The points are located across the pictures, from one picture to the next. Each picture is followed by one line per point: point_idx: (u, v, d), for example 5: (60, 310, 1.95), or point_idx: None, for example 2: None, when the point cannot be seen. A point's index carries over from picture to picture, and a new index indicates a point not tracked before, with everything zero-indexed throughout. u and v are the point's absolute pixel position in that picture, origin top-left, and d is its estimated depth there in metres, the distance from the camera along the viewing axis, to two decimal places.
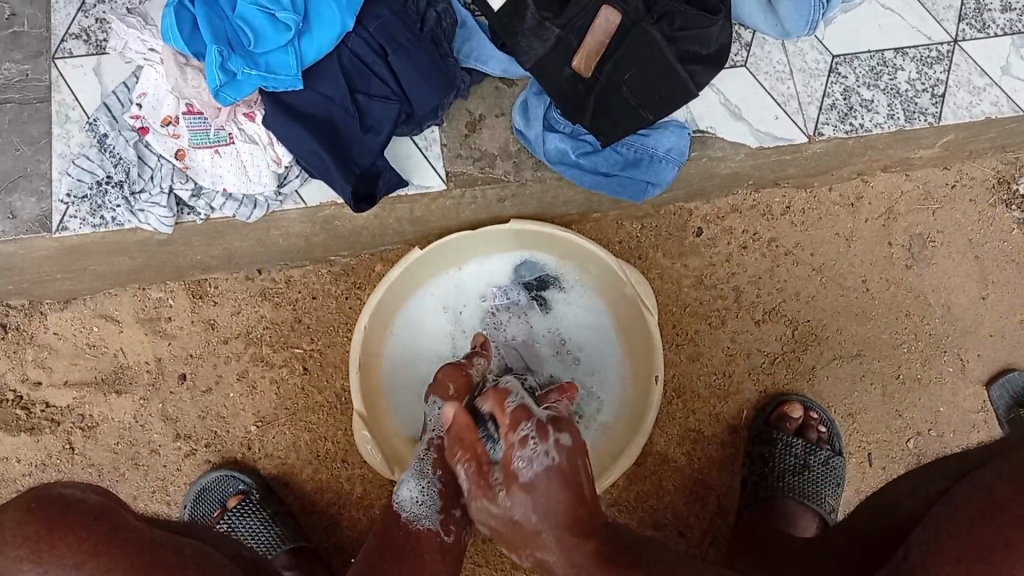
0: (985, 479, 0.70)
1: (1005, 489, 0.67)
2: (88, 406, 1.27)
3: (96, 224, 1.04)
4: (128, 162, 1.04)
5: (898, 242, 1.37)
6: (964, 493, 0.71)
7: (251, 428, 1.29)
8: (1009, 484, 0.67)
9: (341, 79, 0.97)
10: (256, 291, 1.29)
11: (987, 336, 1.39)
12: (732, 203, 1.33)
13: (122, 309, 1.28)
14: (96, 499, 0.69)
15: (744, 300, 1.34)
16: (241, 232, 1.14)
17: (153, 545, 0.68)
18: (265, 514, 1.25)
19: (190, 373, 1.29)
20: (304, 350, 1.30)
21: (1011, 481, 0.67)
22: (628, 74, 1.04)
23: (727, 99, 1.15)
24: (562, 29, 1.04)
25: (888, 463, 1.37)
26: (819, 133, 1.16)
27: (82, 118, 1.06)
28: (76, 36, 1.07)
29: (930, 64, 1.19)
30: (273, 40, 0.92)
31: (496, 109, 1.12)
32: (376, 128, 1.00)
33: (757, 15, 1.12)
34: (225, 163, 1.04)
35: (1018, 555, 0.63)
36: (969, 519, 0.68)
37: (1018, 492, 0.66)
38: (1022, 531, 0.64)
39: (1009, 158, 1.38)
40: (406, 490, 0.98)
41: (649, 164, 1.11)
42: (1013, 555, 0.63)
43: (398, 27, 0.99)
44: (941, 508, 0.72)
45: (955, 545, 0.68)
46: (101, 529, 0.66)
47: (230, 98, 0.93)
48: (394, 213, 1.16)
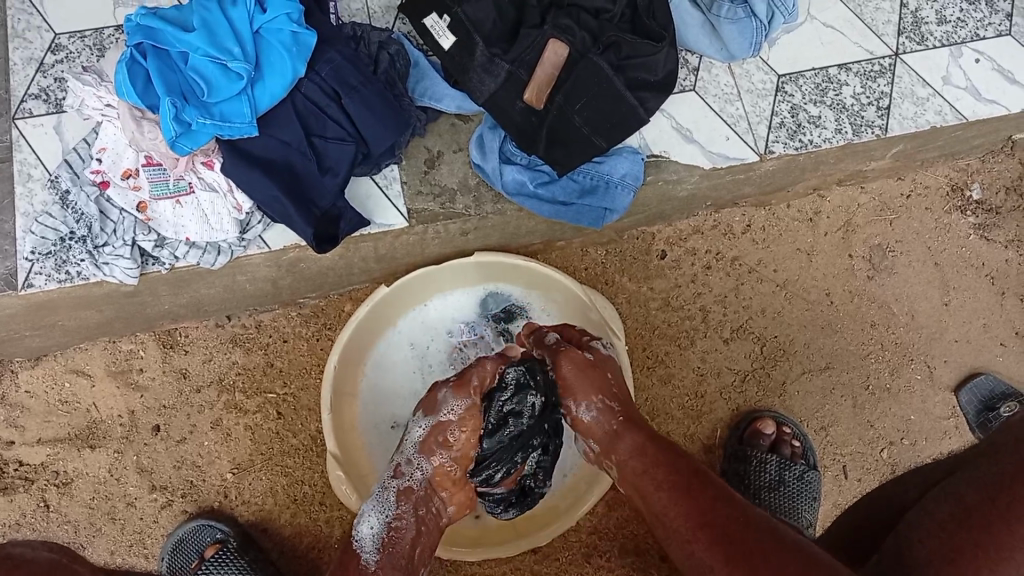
0: (959, 483, 0.70)
1: (977, 494, 0.67)
2: (63, 463, 1.27)
3: (61, 279, 1.05)
4: (90, 217, 1.04)
5: (858, 254, 1.40)
6: (936, 498, 0.71)
7: (227, 475, 1.29)
8: (979, 490, 0.67)
9: (296, 123, 0.99)
10: (226, 338, 1.30)
11: (952, 340, 1.41)
12: (694, 225, 1.36)
13: (93, 363, 1.27)
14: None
15: (711, 319, 1.36)
16: (207, 280, 1.15)
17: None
18: (244, 563, 1.24)
19: (164, 424, 1.29)
20: (277, 394, 1.30)
21: (981, 487, 0.67)
22: (579, 104, 1.07)
23: (678, 123, 1.18)
24: (512, 63, 1.06)
25: (863, 475, 1.38)
26: (769, 151, 1.19)
27: (45, 175, 1.07)
28: (36, 96, 1.09)
29: (873, 78, 1.23)
30: (226, 89, 0.94)
31: (453, 145, 1.14)
32: (334, 169, 1.02)
33: (702, 40, 1.16)
34: (186, 213, 1.05)
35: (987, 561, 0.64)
36: (940, 525, 0.68)
37: (990, 497, 0.66)
38: (995, 535, 0.64)
39: (960, 165, 1.42)
40: (367, 525, 0.97)
41: (606, 190, 1.14)
42: (987, 558, 0.63)
43: (349, 70, 1.01)
44: (913, 511, 0.73)
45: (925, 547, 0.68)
46: None
47: (187, 148, 0.95)
48: (358, 252, 1.18)
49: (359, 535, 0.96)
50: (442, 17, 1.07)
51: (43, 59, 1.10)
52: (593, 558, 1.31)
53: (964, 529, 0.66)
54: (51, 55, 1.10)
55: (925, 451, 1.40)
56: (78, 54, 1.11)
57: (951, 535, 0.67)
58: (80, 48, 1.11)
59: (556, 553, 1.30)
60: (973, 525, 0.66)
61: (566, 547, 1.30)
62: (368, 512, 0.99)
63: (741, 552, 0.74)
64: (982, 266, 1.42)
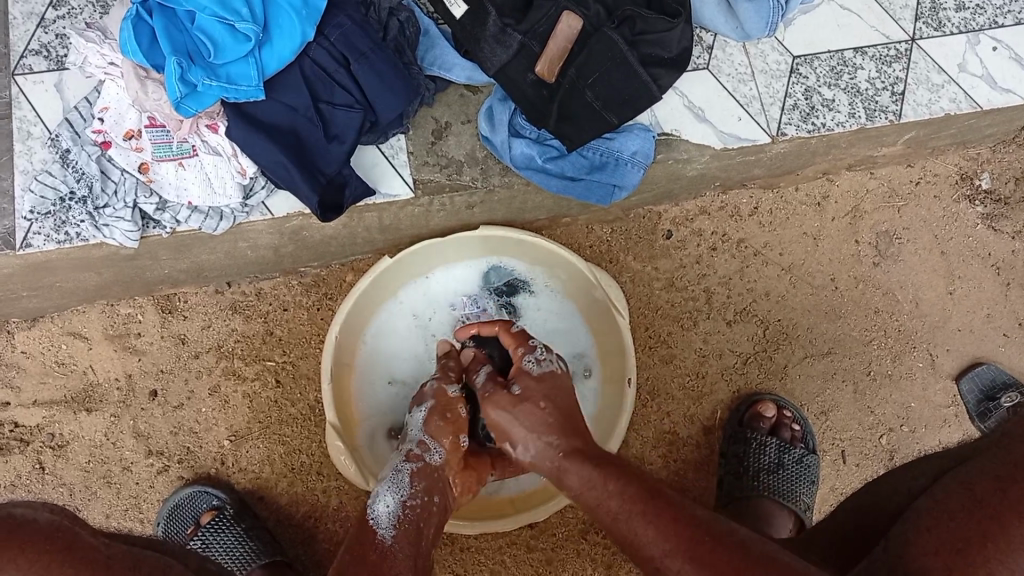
0: (967, 474, 0.70)
1: (987, 484, 0.68)
2: (58, 426, 1.26)
3: (61, 240, 1.04)
4: (90, 177, 1.02)
5: (864, 240, 1.39)
6: (944, 488, 0.71)
7: (224, 442, 1.28)
8: (990, 481, 0.68)
9: (303, 88, 0.97)
10: (226, 305, 1.28)
11: (954, 330, 1.40)
12: (701, 205, 1.34)
13: (90, 326, 1.26)
14: (48, 518, 0.68)
15: (715, 301, 1.35)
16: (209, 245, 1.14)
17: (106, 564, 0.68)
18: (240, 529, 1.23)
19: (161, 389, 1.28)
20: (276, 362, 1.29)
21: (991, 477, 0.68)
22: (591, 79, 1.05)
23: (691, 101, 1.16)
24: (524, 35, 1.04)
25: (862, 460, 1.38)
26: (781, 133, 1.18)
27: (45, 134, 1.05)
28: (36, 52, 1.06)
29: (888, 62, 1.21)
30: (232, 50, 0.92)
31: (462, 116, 1.12)
32: (340, 137, 1.00)
33: (717, 17, 1.14)
34: (189, 175, 1.04)
35: (997, 551, 0.63)
36: (947, 513, 0.68)
37: (1000, 489, 0.67)
38: (1006, 526, 0.64)
39: (971, 154, 1.40)
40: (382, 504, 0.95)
41: (615, 167, 1.12)
42: (996, 548, 0.63)
43: (359, 36, 1.00)
44: (921, 501, 0.72)
45: (932, 536, 0.67)
46: (52, 550, 0.65)
47: (192, 109, 0.93)
48: (362, 222, 1.16)
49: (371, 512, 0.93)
50: None
51: (44, 15, 1.08)
52: (590, 535, 1.31)
53: (973, 517, 0.66)
54: (52, 11, 1.08)
55: (925, 438, 1.40)
56: (80, 11, 1.09)
57: (959, 522, 0.67)
58: (83, 5, 1.09)
59: (553, 529, 1.30)
60: (983, 513, 0.66)
61: (564, 523, 1.30)
62: (383, 493, 0.96)
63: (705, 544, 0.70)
64: (988, 256, 1.41)
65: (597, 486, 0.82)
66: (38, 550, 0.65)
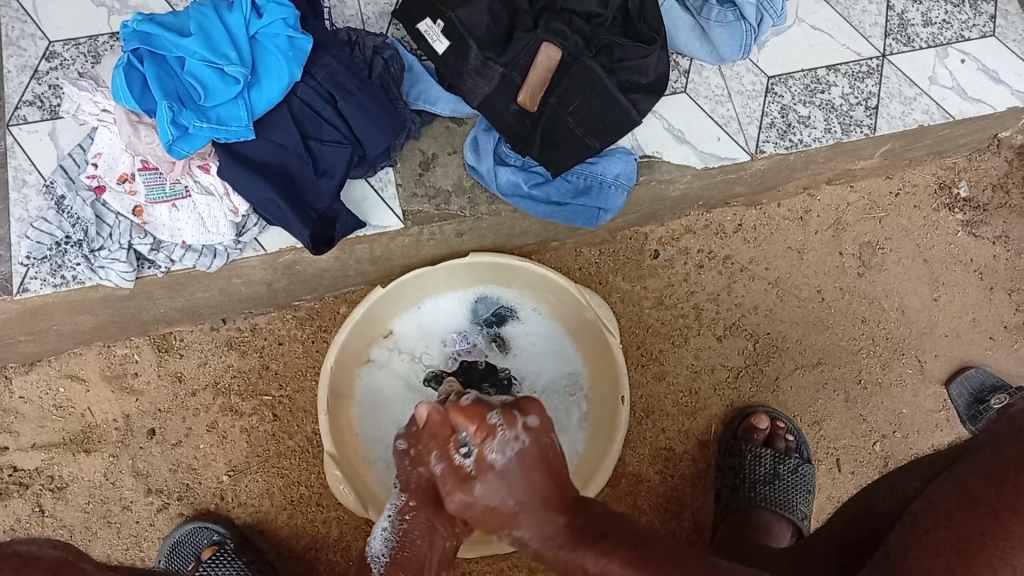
0: (961, 475, 0.70)
1: (980, 485, 0.68)
2: (57, 468, 1.26)
3: (57, 283, 1.05)
4: (85, 222, 1.04)
5: (848, 251, 1.41)
6: (937, 491, 0.72)
7: (223, 478, 1.29)
8: (984, 481, 0.68)
9: (292, 127, 1.00)
10: (221, 341, 1.30)
11: (941, 336, 1.43)
12: (686, 224, 1.37)
13: (87, 367, 1.27)
14: (53, 554, 0.70)
15: (705, 317, 1.37)
16: (203, 283, 1.15)
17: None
18: (241, 563, 1.24)
19: (159, 428, 1.29)
20: (273, 396, 1.30)
21: (986, 477, 0.68)
22: (572, 106, 1.08)
23: (670, 124, 1.19)
24: (505, 66, 1.07)
25: (857, 468, 1.40)
26: (760, 151, 1.20)
27: (40, 181, 1.07)
28: (30, 103, 1.09)
29: (861, 78, 1.25)
30: (222, 92, 0.94)
31: (448, 147, 1.14)
32: (329, 172, 1.02)
33: (693, 42, 1.18)
34: (182, 216, 1.05)
35: (997, 549, 0.64)
36: (945, 514, 0.68)
37: (995, 487, 0.67)
38: (1003, 525, 0.64)
39: (947, 164, 1.44)
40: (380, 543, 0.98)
41: (599, 190, 1.14)
42: (995, 547, 0.64)
43: (344, 74, 1.02)
44: (916, 505, 0.72)
45: (931, 539, 0.68)
46: None
47: (184, 151, 0.95)
48: (353, 254, 1.18)
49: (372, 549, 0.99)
50: (436, 23, 1.08)
51: (37, 67, 1.10)
52: None
53: (970, 517, 0.66)
54: (45, 62, 1.10)
55: (918, 443, 1.42)
56: (73, 61, 1.11)
57: (956, 524, 0.67)
58: (75, 55, 1.11)
59: None
60: (979, 513, 0.66)
61: None
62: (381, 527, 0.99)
63: None
64: (970, 262, 1.44)
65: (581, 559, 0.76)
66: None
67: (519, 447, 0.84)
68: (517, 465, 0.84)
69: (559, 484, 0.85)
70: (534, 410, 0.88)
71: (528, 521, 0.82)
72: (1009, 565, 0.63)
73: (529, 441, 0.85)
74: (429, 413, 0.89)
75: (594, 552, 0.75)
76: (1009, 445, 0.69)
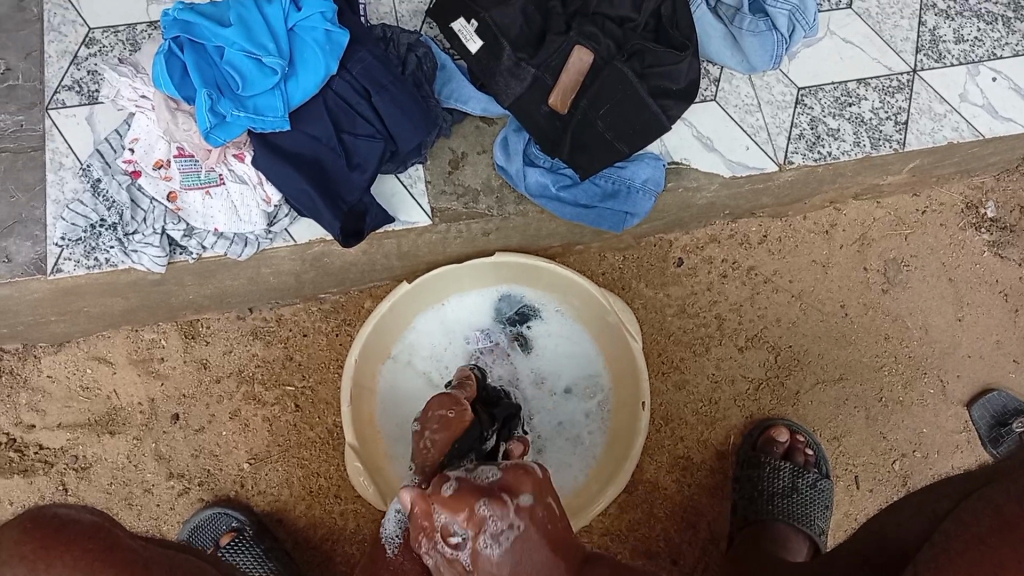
0: (991, 497, 0.70)
1: (1011, 510, 0.68)
2: (82, 448, 1.29)
3: (91, 265, 1.07)
4: (121, 205, 1.07)
5: (873, 267, 1.41)
6: (971, 512, 0.71)
7: (244, 466, 1.31)
8: (1016, 504, 0.67)
9: (327, 120, 1.01)
10: (247, 330, 1.32)
11: (963, 356, 1.42)
12: (711, 233, 1.37)
13: (115, 350, 1.30)
14: (90, 519, 0.66)
15: (726, 327, 1.37)
16: (233, 271, 1.17)
17: (145, 566, 0.66)
18: (259, 550, 1.25)
19: (183, 413, 1.31)
20: (296, 387, 1.32)
21: (1017, 502, 0.67)
22: (603, 110, 1.09)
23: (700, 132, 1.20)
24: (538, 68, 1.09)
25: (875, 485, 1.39)
26: (789, 161, 1.21)
27: (76, 164, 1.10)
28: (69, 87, 1.11)
29: (892, 93, 1.25)
30: (260, 83, 0.96)
31: (478, 146, 1.16)
32: (362, 165, 1.04)
33: (724, 51, 1.19)
34: (216, 203, 1.07)
35: None
36: (973, 538, 0.69)
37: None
38: None
39: (976, 183, 1.43)
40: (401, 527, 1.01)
41: (627, 194, 1.15)
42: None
43: (379, 70, 1.04)
44: (949, 526, 0.73)
45: (957, 563, 0.69)
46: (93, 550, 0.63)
47: (220, 139, 0.97)
48: (381, 249, 1.20)
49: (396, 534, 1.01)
50: (470, 23, 1.09)
51: (76, 53, 1.13)
52: None
53: (1001, 542, 0.66)
54: (85, 48, 1.13)
55: (938, 464, 1.41)
56: (111, 48, 1.13)
57: (987, 548, 0.67)
58: (114, 42, 1.14)
59: None
60: (1010, 538, 0.66)
61: (578, 547, 1.31)
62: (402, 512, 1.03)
63: None
64: (995, 283, 1.43)
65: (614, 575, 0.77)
66: (82, 550, 0.62)
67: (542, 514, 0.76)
68: (513, 556, 0.71)
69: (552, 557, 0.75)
70: (527, 488, 0.76)
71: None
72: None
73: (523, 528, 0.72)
74: (413, 501, 0.74)
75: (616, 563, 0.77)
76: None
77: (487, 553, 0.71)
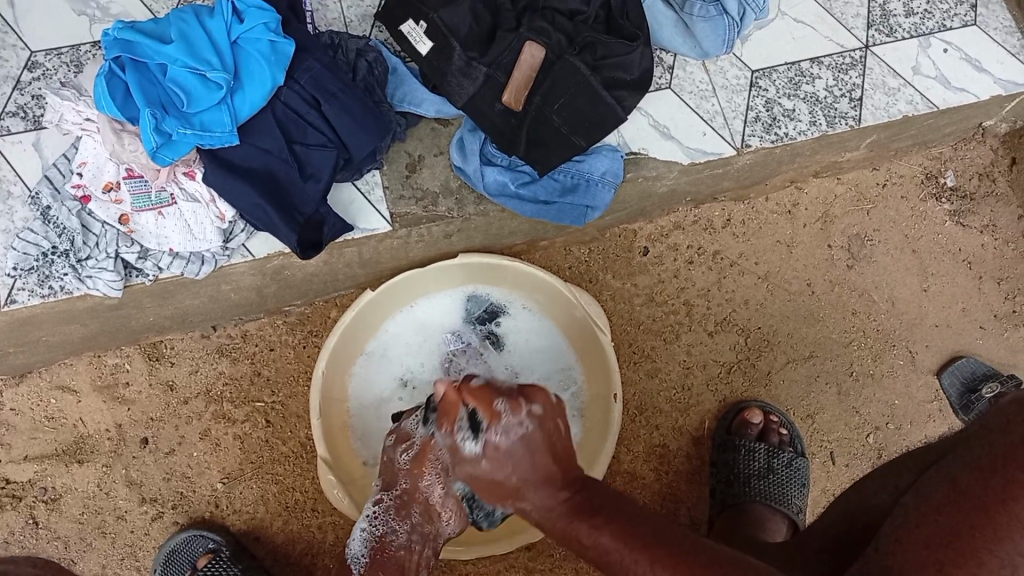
0: (951, 469, 0.70)
1: (972, 477, 0.67)
2: (51, 479, 1.26)
3: (45, 294, 1.05)
4: (72, 232, 1.03)
5: (837, 244, 1.42)
6: (930, 484, 0.71)
7: (217, 486, 1.29)
8: (975, 472, 0.67)
9: (277, 131, 1.00)
10: (212, 348, 1.29)
11: (932, 326, 1.43)
12: (675, 220, 1.37)
13: (79, 378, 1.27)
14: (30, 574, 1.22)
15: (695, 313, 1.37)
16: (192, 290, 1.15)
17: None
18: (237, 571, 1.23)
19: (152, 436, 1.28)
20: (265, 402, 1.30)
21: (977, 470, 0.67)
22: (557, 104, 1.08)
23: (656, 120, 1.19)
24: (489, 67, 1.07)
25: (851, 460, 1.40)
26: (746, 145, 1.21)
27: (25, 192, 1.07)
28: (14, 113, 1.08)
29: (844, 70, 1.25)
30: (205, 98, 0.94)
31: (434, 148, 1.14)
32: (315, 175, 1.02)
33: (677, 38, 1.18)
34: (169, 223, 1.05)
35: (987, 540, 0.62)
36: (936, 507, 0.68)
37: (985, 479, 0.66)
38: (995, 518, 0.63)
39: (934, 154, 1.44)
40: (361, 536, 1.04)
41: (586, 188, 1.15)
42: (983, 539, 0.63)
43: (328, 77, 1.02)
44: (908, 498, 0.72)
45: (920, 534, 0.67)
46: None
47: (167, 158, 0.95)
48: (343, 258, 1.18)
49: (352, 550, 1.04)
50: (419, 24, 1.08)
51: (19, 77, 1.10)
52: None
53: (963, 510, 0.65)
54: (27, 72, 1.10)
55: (911, 434, 1.42)
56: (55, 71, 1.11)
57: (947, 517, 0.66)
58: (57, 64, 1.11)
59: (550, 549, 1.31)
60: (971, 506, 0.65)
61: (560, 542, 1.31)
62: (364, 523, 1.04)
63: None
64: (958, 252, 1.44)
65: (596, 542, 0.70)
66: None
67: (525, 430, 0.80)
68: (523, 449, 0.80)
69: (559, 459, 0.81)
70: (540, 396, 0.83)
71: (530, 492, 0.79)
72: (998, 557, 0.61)
73: (533, 430, 0.80)
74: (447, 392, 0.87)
75: (589, 525, 0.72)
76: (999, 436, 0.69)
77: (497, 444, 0.80)
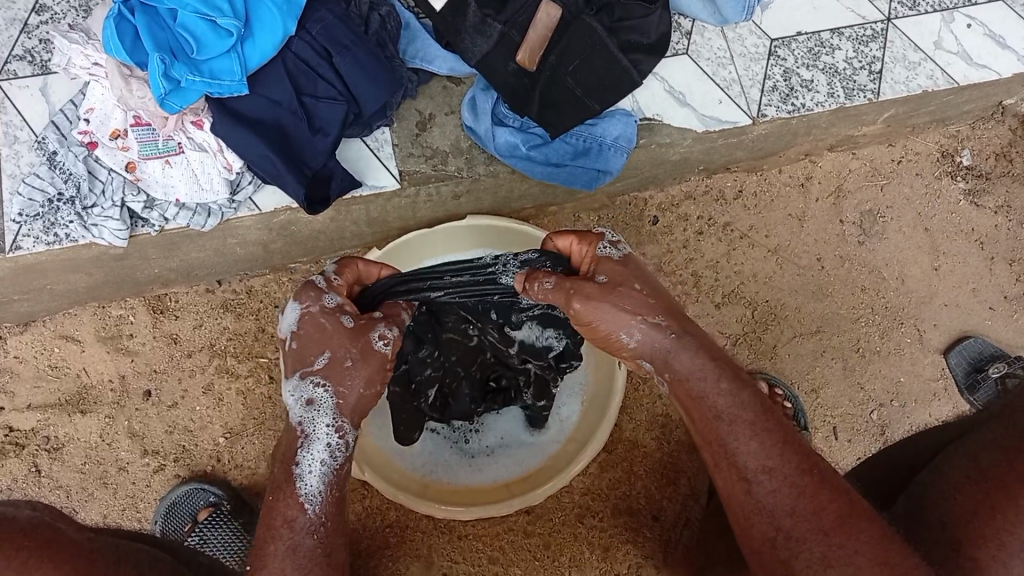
0: (971, 447, 0.73)
1: (991, 457, 0.71)
2: (54, 429, 1.26)
3: (50, 241, 1.04)
4: (77, 177, 1.03)
5: (848, 219, 1.40)
6: (949, 461, 0.75)
7: (219, 440, 1.29)
8: (996, 453, 0.71)
9: (286, 82, 0.99)
10: (217, 303, 1.29)
11: (940, 306, 1.42)
12: (686, 190, 1.35)
13: (82, 328, 1.26)
14: None
15: (704, 284, 1.36)
16: (198, 243, 1.14)
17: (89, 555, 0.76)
18: (237, 524, 1.26)
19: (155, 389, 1.28)
20: (269, 358, 1.29)
21: (998, 449, 0.71)
22: (572, 66, 1.07)
23: (672, 86, 1.17)
24: (504, 25, 1.05)
25: (854, 437, 1.40)
26: (762, 115, 1.19)
27: (31, 137, 1.05)
28: (20, 58, 1.06)
29: (865, 42, 1.23)
30: (215, 46, 0.94)
31: (445, 107, 1.13)
32: (325, 129, 1.02)
33: (695, 3, 1.15)
34: (175, 172, 1.04)
35: (1005, 522, 0.67)
36: (953, 485, 0.72)
37: (1006, 460, 0.69)
38: (1011, 499, 0.67)
39: (951, 131, 1.42)
40: (308, 472, 0.80)
41: (599, 152, 1.14)
42: (1003, 520, 0.67)
43: (341, 29, 1.01)
44: (928, 473, 0.77)
45: (940, 510, 0.72)
46: None
47: (177, 105, 0.94)
48: (350, 215, 1.17)
49: (304, 487, 0.79)
50: None
51: (27, 20, 1.08)
52: (586, 519, 1.32)
53: (980, 489, 0.70)
54: (35, 16, 1.08)
55: (915, 413, 1.42)
56: (64, 15, 1.09)
57: (965, 495, 0.71)
58: (66, 9, 1.09)
59: (549, 514, 1.31)
60: (989, 486, 0.69)
61: (560, 508, 1.31)
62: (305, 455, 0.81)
63: (843, 523, 0.70)
64: (971, 232, 1.43)
65: (728, 397, 0.79)
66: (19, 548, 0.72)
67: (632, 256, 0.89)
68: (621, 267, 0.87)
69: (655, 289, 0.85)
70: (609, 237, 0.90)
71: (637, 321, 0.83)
72: (1017, 539, 0.66)
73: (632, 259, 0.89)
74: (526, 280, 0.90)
75: (727, 371, 0.81)
76: (1014, 418, 0.72)
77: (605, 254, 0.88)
